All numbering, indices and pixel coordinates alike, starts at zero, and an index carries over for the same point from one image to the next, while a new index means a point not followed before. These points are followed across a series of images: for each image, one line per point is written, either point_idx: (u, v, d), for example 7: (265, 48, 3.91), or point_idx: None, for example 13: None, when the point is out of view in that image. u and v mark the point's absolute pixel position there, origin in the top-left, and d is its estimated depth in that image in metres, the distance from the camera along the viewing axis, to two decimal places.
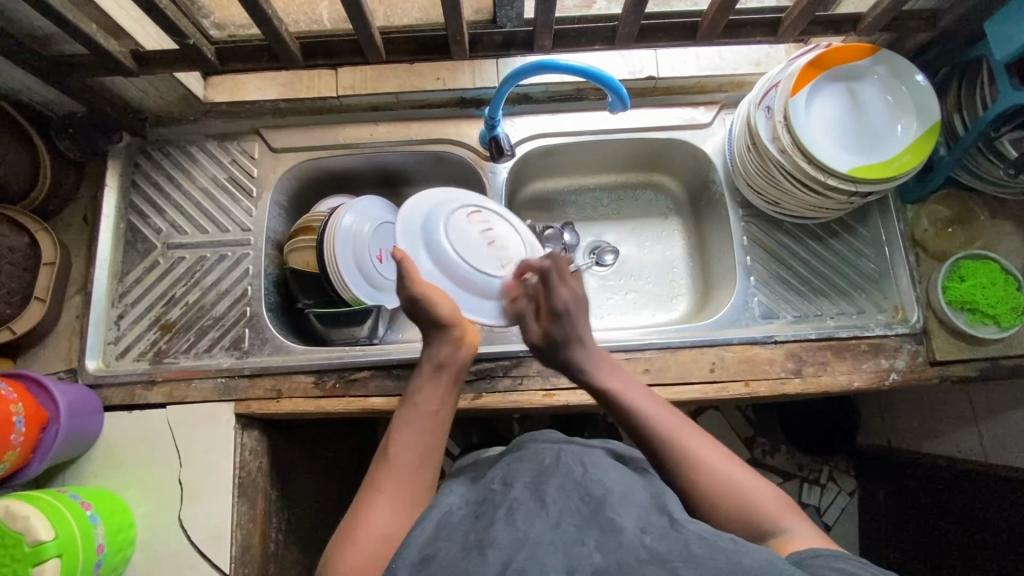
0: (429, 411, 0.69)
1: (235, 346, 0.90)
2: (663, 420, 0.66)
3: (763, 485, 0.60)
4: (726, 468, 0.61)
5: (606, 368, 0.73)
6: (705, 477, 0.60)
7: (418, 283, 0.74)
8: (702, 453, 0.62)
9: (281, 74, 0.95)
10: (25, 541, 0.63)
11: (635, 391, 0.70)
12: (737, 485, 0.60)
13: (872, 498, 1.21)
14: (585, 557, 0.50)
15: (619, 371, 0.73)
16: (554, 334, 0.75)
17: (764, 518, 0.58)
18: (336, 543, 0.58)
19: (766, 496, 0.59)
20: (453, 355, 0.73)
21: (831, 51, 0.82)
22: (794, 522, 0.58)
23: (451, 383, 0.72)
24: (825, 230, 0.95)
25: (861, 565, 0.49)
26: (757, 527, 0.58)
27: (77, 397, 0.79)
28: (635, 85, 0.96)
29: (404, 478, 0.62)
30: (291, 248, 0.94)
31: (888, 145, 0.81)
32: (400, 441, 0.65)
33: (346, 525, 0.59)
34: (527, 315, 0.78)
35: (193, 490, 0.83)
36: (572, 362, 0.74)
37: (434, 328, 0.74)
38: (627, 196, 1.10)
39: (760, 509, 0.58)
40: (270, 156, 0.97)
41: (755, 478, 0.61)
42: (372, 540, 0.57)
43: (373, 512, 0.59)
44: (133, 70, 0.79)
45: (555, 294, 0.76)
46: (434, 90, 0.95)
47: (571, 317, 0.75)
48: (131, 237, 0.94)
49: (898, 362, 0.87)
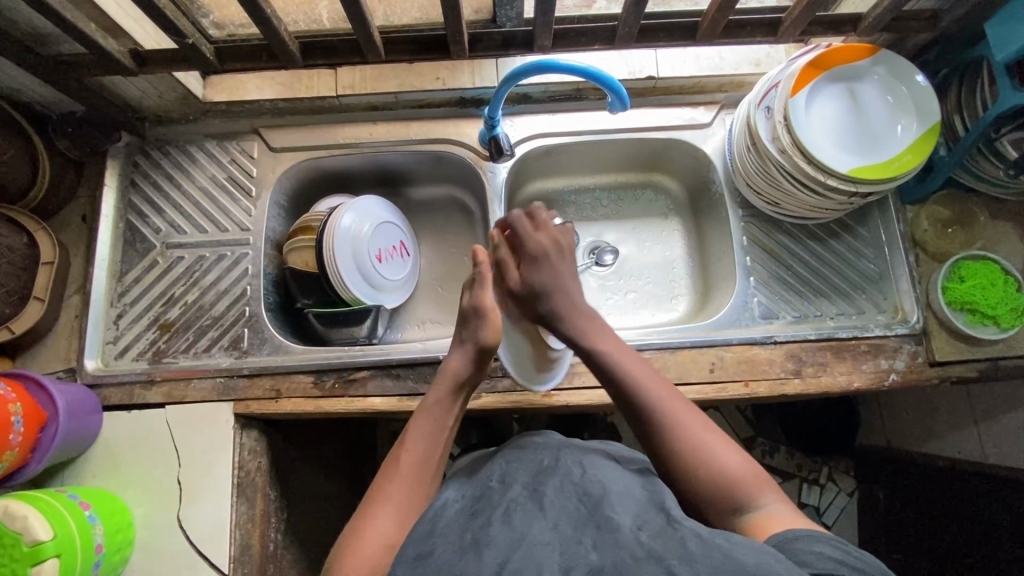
0: (440, 425, 0.69)
1: (234, 346, 0.90)
2: (647, 386, 0.65)
3: (741, 456, 0.60)
4: (707, 438, 0.61)
5: (594, 327, 0.72)
6: (683, 445, 0.61)
7: (484, 297, 0.73)
8: (686, 422, 0.62)
9: (281, 74, 0.95)
10: (23, 541, 0.63)
11: (623, 354, 0.69)
12: (717, 455, 0.60)
13: (872, 498, 1.21)
14: (581, 556, 0.49)
15: (607, 331, 0.72)
16: (535, 281, 0.74)
17: (740, 490, 0.58)
18: (338, 548, 0.58)
19: (743, 468, 0.59)
20: (474, 372, 0.72)
21: (831, 51, 0.82)
22: (771, 497, 0.58)
23: (459, 399, 0.71)
24: (825, 230, 0.95)
25: (841, 547, 0.49)
26: (732, 500, 0.58)
27: (75, 397, 0.79)
28: (635, 85, 0.95)
29: (409, 490, 0.63)
30: (290, 247, 0.93)
31: (888, 145, 0.81)
32: (410, 454, 0.66)
33: (351, 531, 0.59)
34: (506, 265, 0.77)
35: (191, 490, 0.83)
36: (555, 309, 0.73)
37: (464, 344, 0.73)
38: (627, 196, 1.10)
39: (737, 480, 0.59)
40: (269, 156, 0.96)
41: (735, 449, 0.61)
42: (376, 549, 0.57)
43: (378, 521, 0.60)
44: (132, 69, 0.78)
45: (529, 240, 0.77)
46: (433, 89, 0.95)
47: (549, 261, 0.75)
48: (130, 236, 0.94)
49: (897, 363, 0.87)
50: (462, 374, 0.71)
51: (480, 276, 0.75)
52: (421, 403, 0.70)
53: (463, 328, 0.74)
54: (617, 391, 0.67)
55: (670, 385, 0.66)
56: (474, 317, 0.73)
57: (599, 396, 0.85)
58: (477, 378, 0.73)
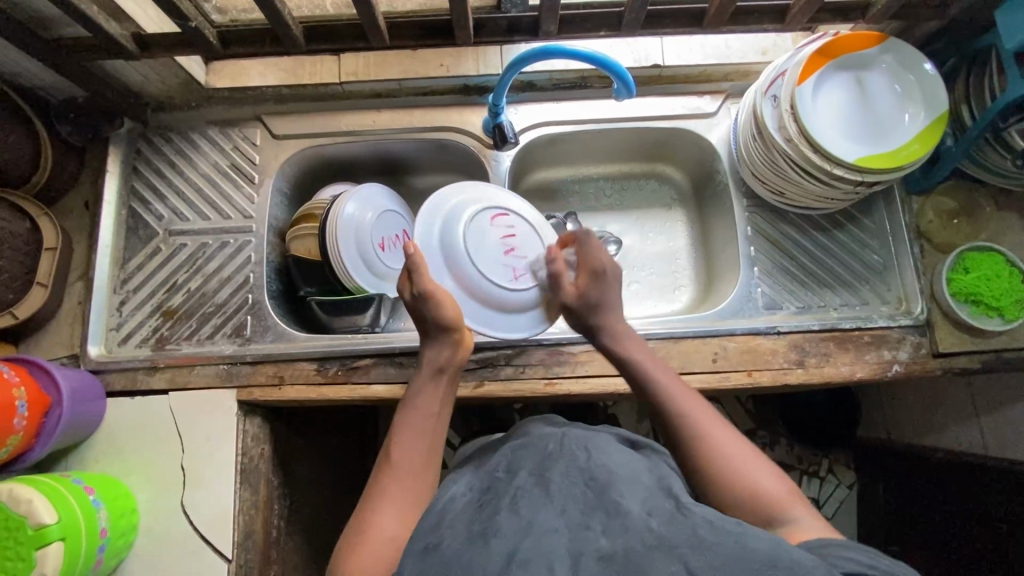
0: (429, 412, 0.69)
1: (237, 334, 0.90)
2: (681, 401, 0.66)
3: (772, 475, 0.59)
4: (739, 456, 0.60)
5: (632, 341, 0.74)
6: (716, 461, 0.61)
7: (426, 282, 0.73)
8: (719, 439, 0.62)
9: (283, 60, 0.94)
10: (28, 524, 0.64)
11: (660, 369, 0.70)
12: (741, 467, 0.60)
13: (872, 490, 1.21)
14: (591, 542, 0.50)
15: (642, 345, 0.74)
16: (590, 295, 0.76)
17: (769, 506, 0.57)
18: (344, 546, 0.58)
19: (773, 485, 0.59)
20: (451, 355, 0.73)
21: (840, 38, 0.82)
22: (801, 510, 0.57)
23: (444, 383, 0.72)
24: (829, 221, 0.94)
25: (871, 555, 0.49)
26: (761, 514, 0.57)
27: (78, 383, 0.79)
28: (640, 73, 0.95)
29: (409, 480, 0.63)
30: (292, 236, 0.93)
31: (894, 135, 0.80)
32: (403, 444, 0.66)
33: (354, 528, 0.59)
34: (561, 278, 0.78)
35: (196, 475, 0.83)
36: (601, 325, 0.75)
37: (434, 332, 0.73)
38: (631, 186, 1.09)
39: (766, 493, 0.58)
40: (271, 143, 0.96)
41: (763, 464, 0.60)
42: (380, 542, 0.57)
43: (381, 514, 0.59)
44: (134, 53, 0.78)
45: (594, 257, 0.77)
46: (437, 76, 0.94)
47: (609, 280, 0.77)
48: (132, 223, 0.94)
49: (901, 354, 0.87)
50: (441, 360, 0.73)
51: (415, 263, 0.73)
52: (407, 396, 0.71)
53: (426, 325, 0.74)
54: (652, 404, 0.67)
55: (703, 398, 0.66)
56: (422, 301, 0.73)
57: (602, 385, 0.86)
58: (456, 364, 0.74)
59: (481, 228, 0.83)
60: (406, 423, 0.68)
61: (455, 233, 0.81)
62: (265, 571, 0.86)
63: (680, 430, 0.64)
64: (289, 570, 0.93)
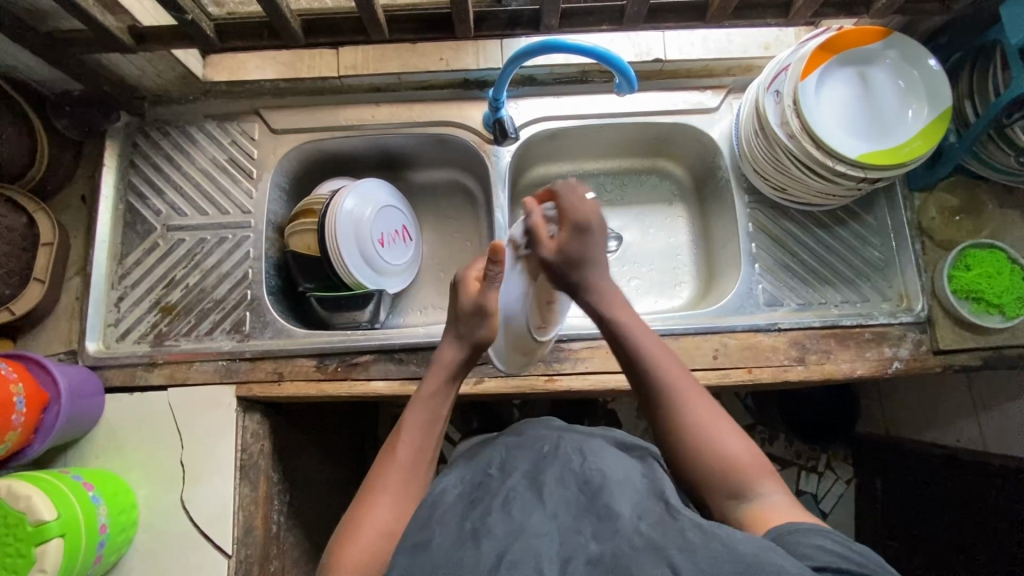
0: (434, 409, 0.68)
1: (236, 329, 0.89)
2: (657, 362, 0.65)
3: (744, 445, 0.59)
4: (710, 421, 0.60)
5: (619, 300, 0.70)
6: (687, 423, 0.61)
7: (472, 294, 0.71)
8: (692, 401, 0.62)
9: (281, 53, 0.93)
10: (27, 521, 0.63)
11: (639, 328, 0.68)
12: (714, 434, 0.60)
13: (870, 486, 1.22)
14: (581, 546, 0.50)
15: (628, 306, 0.70)
16: (570, 251, 0.70)
17: (739, 476, 0.57)
18: (337, 539, 0.58)
19: (744, 454, 0.58)
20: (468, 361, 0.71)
21: (843, 34, 0.81)
22: (771, 486, 0.57)
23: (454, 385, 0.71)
24: (831, 217, 0.94)
25: (844, 544, 0.48)
26: (732, 486, 0.57)
27: (76, 379, 0.79)
28: (642, 67, 0.94)
29: (406, 478, 0.62)
30: (291, 231, 0.92)
31: (897, 131, 0.80)
32: (405, 442, 0.64)
33: (349, 520, 0.59)
34: (539, 235, 0.72)
35: (194, 472, 0.83)
36: (585, 283, 0.70)
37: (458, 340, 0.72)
38: (632, 181, 1.09)
39: (738, 467, 0.58)
40: (270, 137, 0.95)
41: (736, 434, 0.60)
42: (374, 538, 0.57)
43: (376, 510, 0.59)
44: (131, 46, 0.77)
45: (576, 210, 0.71)
46: (437, 70, 0.93)
47: (591, 237, 0.71)
48: (130, 218, 0.93)
49: (902, 351, 0.87)
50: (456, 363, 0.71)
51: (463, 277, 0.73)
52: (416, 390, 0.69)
53: (460, 323, 0.72)
54: (629, 365, 0.67)
55: (680, 363, 0.66)
56: (476, 315, 0.71)
57: (602, 382, 0.85)
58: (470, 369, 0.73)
59: (530, 268, 0.80)
60: (410, 421, 0.66)
61: (509, 271, 0.78)
62: (265, 567, 0.86)
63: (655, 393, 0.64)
64: (288, 566, 0.93)
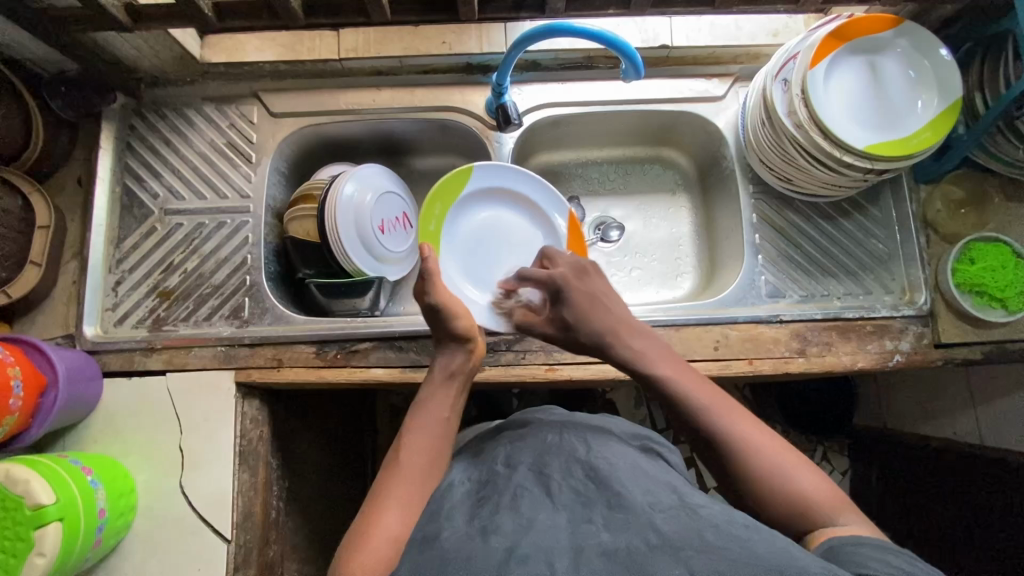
0: (438, 417, 0.68)
1: (235, 315, 0.89)
2: (717, 414, 0.61)
3: (814, 476, 0.57)
4: (778, 461, 0.57)
5: (659, 356, 0.68)
6: (759, 472, 0.57)
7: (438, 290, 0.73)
8: (760, 449, 0.58)
9: (280, 34, 0.92)
10: (26, 505, 0.63)
11: (678, 373, 0.66)
12: (789, 476, 0.57)
13: (864, 476, 1.22)
14: (592, 536, 0.49)
15: (669, 358, 0.68)
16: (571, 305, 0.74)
17: (821, 511, 0.55)
18: (344, 547, 0.55)
19: (817, 487, 0.56)
20: (461, 363, 0.74)
21: (853, 22, 0.79)
22: (852, 515, 0.54)
23: (453, 387, 0.72)
24: (835, 209, 0.93)
25: (909, 560, 0.47)
26: (813, 521, 0.55)
27: (75, 363, 0.78)
28: (648, 53, 0.92)
29: (412, 481, 0.61)
30: (291, 216, 0.91)
31: (906, 122, 0.79)
32: (409, 449, 0.64)
33: (357, 527, 0.56)
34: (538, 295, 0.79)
35: (193, 457, 0.83)
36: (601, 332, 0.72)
37: (445, 344, 0.75)
38: (636, 170, 1.08)
39: (812, 498, 0.55)
40: (269, 121, 0.94)
41: (798, 463, 0.58)
42: (383, 541, 0.54)
43: (383, 515, 0.57)
44: (127, 24, 0.75)
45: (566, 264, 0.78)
46: (439, 54, 0.91)
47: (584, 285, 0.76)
48: (127, 202, 0.92)
49: (903, 344, 0.87)
50: (451, 367, 0.73)
51: (427, 271, 0.74)
52: (418, 400, 0.70)
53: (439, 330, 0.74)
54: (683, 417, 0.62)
55: (736, 406, 0.62)
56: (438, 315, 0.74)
57: (603, 372, 0.85)
58: (467, 369, 0.74)
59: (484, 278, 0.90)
60: (413, 428, 0.66)
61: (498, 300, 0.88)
62: (264, 553, 0.86)
63: (718, 444, 0.59)
64: (287, 552, 0.93)
